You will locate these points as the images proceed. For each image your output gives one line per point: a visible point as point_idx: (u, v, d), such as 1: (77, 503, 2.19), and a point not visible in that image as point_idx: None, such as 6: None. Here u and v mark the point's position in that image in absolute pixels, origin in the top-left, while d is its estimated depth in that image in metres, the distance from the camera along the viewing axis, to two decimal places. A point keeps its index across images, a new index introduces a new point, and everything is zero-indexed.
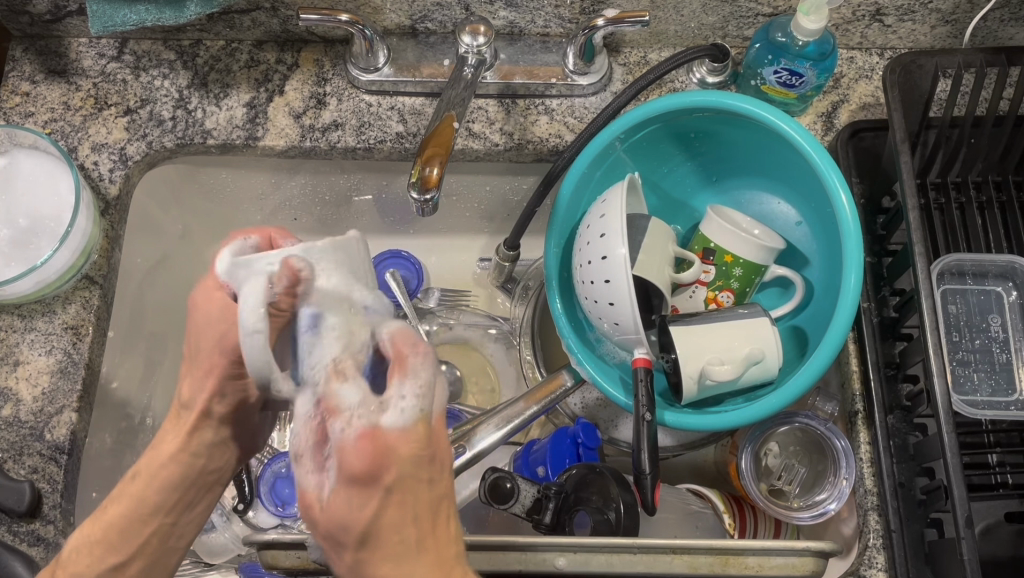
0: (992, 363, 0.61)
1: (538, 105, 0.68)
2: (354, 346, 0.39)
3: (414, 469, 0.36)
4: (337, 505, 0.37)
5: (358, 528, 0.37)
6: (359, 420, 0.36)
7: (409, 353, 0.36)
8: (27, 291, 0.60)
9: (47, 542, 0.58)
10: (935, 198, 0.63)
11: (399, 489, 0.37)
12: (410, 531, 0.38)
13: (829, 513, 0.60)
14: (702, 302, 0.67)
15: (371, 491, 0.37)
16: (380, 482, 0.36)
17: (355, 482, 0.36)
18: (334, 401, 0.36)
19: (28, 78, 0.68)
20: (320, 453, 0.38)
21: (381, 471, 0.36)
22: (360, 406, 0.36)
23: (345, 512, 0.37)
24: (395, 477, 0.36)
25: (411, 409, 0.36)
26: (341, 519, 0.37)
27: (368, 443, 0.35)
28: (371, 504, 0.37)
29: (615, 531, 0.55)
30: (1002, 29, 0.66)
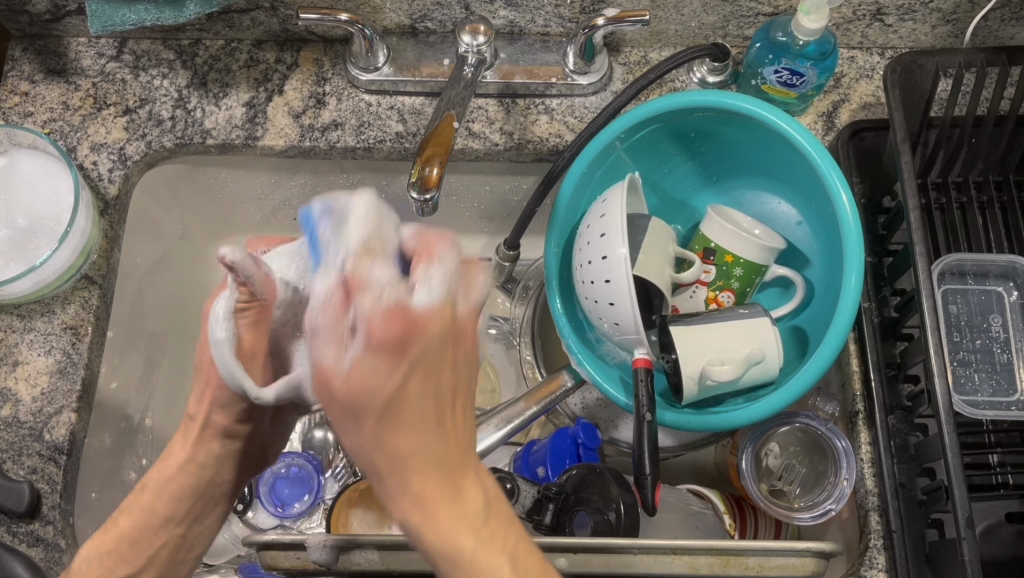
0: (992, 363, 0.61)
1: (539, 105, 0.68)
2: (382, 234, 0.44)
3: (436, 375, 0.42)
4: (361, 373, 0.41)
5: (382, 399, 0.41)
6: (389, 293, 0.41)
7: (435, 241, 0.43)
8: (27, 291, 0.60)
9: (47, 543, 0.58)
10: (935, 198, 0.63)
11: (420, 366, 0.41)
12: (428, 420, 0.41)
13: (829, 513, 0.60)
14: (703, 302, 0.67)
15: (386, 349, 0.40)
16: (373, 405, 0.41)
17: (380, 350, 0.40)
18: (362, 277, 0.42)
19: (27, 78, 0.68)
20: (342, 325, 0.42)
21: (399, 353, 0.41)
22: (390, 285, 0.41)
23: (367, 382, 0.41)
24: (420, 348, 0.41)
25: (440, 289, 0.41)
26: (364, 392, 0.41)
27: (397, 315, 0.40)
28: (398, 370, 0.41)
29: (615, 532, 0.55)
30: (1003, 28, 0.66)
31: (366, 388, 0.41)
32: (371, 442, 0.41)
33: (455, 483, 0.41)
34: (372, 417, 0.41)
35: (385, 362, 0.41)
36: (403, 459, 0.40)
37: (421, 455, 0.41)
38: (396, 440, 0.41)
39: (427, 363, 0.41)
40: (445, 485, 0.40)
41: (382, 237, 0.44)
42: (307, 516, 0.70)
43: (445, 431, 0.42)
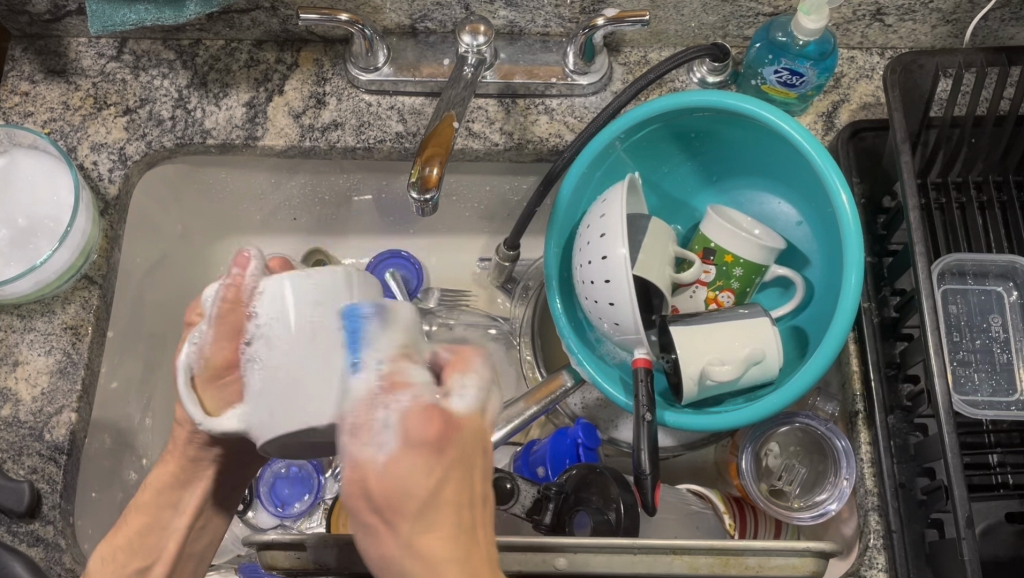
0: (992, 363, 0.61)
1: (538, 105, 0.68)
2: (415, 343, 0.41)
3: (461, 487, 0.39)
4: (395, 473, 0.38)
5: (416, 499, 0.38)
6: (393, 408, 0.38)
7: (467, 359, 0.41)
8: (26, 291, 0.60)
9: (47, 542, 0.58)
10: (935, 198, 0.63)
11: (449, 478, 0.39)
12: (457, 533, 0.38)
13: (829, 514, 0.60)
14: (703, 302, 0.67)
15: (410, 464, 0.38)
16: (397, 494, 0.38)
17: (416, 450, 0.38)
18: (404, 378, 0.39)
19: (27, 78, 0.68)
20: (370, 425, 0.38)
21: (422, 495, 0.38)
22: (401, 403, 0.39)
23: (395, 479, 0.38)
24: (457, 450, 0.39)
25: (473, 397, 0.40)
26: (394, 495, 0.38)
27: (433, 416, 0.39)
28: (434, 473, 0.38)
29: (615, 532, 0.55)
30: (1002, 29, 0.66)
31: (395, 468, 0.38)
32: (407, 524, 0.38)
33: (477, 564, 0.37)
34: (389, 492, 0.38)
35: (416, 474, 0.38)
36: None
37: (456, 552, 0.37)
38: (435, 511, 0.38)
39: (457, 452, 0.39)
40: (483, 576, 0.37)
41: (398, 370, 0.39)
42: (307, 515, 0.70)
43: (474, 547, 0.38)
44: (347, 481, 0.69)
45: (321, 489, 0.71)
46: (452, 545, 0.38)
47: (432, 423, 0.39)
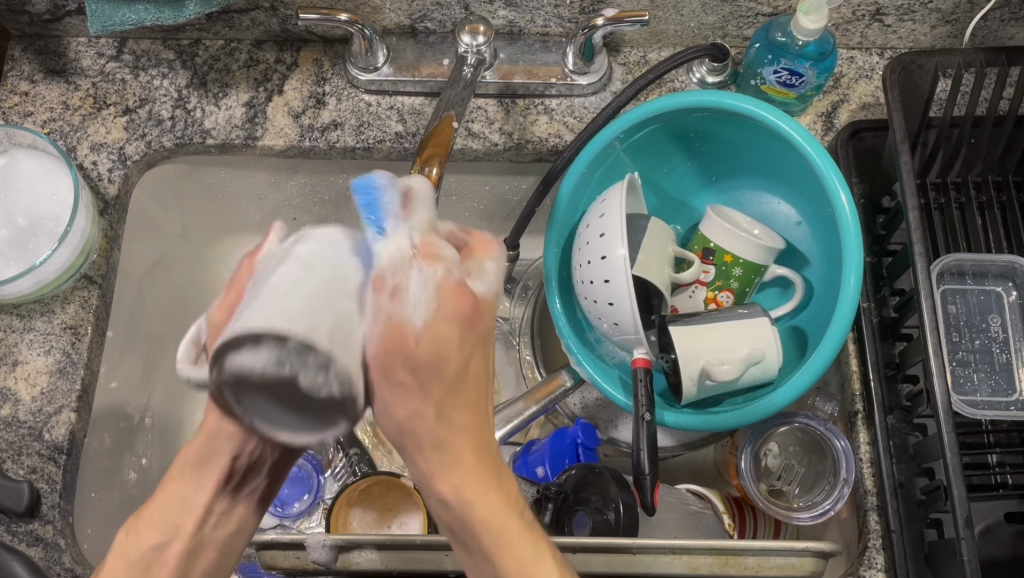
0: (992, 363, 0.61)
1: (538, 105, 0.68)
2: (435, 241, 0.44)
3: (475, 405, 0.42)
4: (434, 336, 0.40)
5: (448, 380, 0.40)
6: (419, 313, 0.40)
7: (457, 294, 0.42)
8: (26, 291, 0.60)
9: (47, 542, 0.58)
10: (935, 198, 0.63)
11: (472, 351, 0.42)
12: (479, 411, 0.42)
13: (828, 513, 0.60)
14: (702, 302, 0.67)
15: (441, 347, 0.40)
16: (421, 413, 0.40)
17: (453, 320, 0.41)
18: (435, 251, 0.43)
19: (27, 78, 0.68)
20: (407, 268, 0.41)
21: (448, 343, 0.40)
22: (423, 298, 0.40)
23: (411, 333, 0.40)
24: (483, 325, 0.43)
25: (492, 280, 0.45)
26: (425, 443, 0.40)
27: (462, 291, 0.42)
28: (467, 334, 0.42)
29: (615, 531, 0.55)
30: (1002, 29, 0.66)
31: (436, 416, 0.40)
32: (428, 398, 0.40)
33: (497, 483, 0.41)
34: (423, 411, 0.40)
35: (439, 344, 0.40)
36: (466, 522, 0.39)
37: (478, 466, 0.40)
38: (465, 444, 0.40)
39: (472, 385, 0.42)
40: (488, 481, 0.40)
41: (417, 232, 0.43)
42: (306, 515, 0.70)
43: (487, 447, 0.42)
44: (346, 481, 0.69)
45: (320, 489, 0.70)
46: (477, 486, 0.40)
47: (463, 297, 0.42)
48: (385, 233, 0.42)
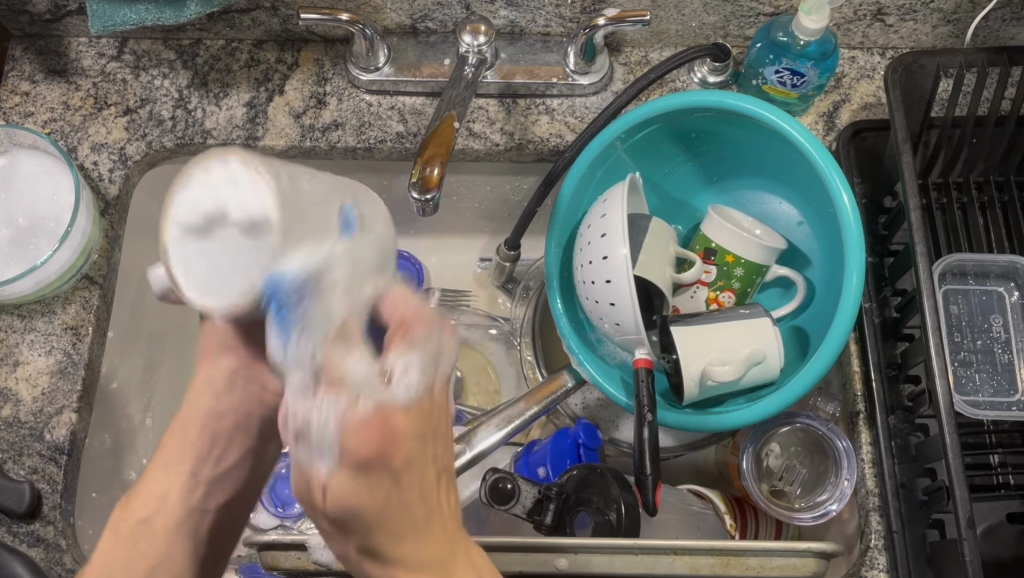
0: (993, 363, 0.61)
1: (539, 105, 0.68)
2: (353, 313, 0.37)
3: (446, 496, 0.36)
4: (357, 448, 0.33)
5: (394, 462, 0.34)
6: (366, 396, 0.34)
7: (414, 324, 0.37)
8: (26, 291, 0.60)
9: (47, 543, 0.58)
10: (936, 198, 0.63)
11: (427, 443, 0.35)
12: (430, 479, 0.36)
13: (830, 514, 0.60)
14: (704, 302, 0.67)
15: (399, 465, 0.34)
16: (387, 464, 0.34)
17: (371, 419, 0.34)
18: (338, 369, 0.35)
19: (27, 78, 0.68)
20: (313, 395, 0.35)
21: (414, 461, 0.34)
22: (369, 377, 0.35)
23: (368, 446, 0.33)
24: (405, 454, 0.34)
25: (418, 377, 0.35)
26: (385, 548, 0.35)
27: (376, 422, 0.34)
28: (380, 487, 0.34)
29: (615, 533, 0.56)
30: (1003, 28, 0.66)
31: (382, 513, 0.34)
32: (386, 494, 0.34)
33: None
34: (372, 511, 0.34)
35: (410, 421, 0.35)
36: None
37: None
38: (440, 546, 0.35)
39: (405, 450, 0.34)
40: (451, 551, 0.35)
41: (356, 312, 0.37)
42: (307, 516, 0.70)
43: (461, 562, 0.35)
44: None
45: None
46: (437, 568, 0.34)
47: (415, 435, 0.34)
48: (289, 344, 0.36)
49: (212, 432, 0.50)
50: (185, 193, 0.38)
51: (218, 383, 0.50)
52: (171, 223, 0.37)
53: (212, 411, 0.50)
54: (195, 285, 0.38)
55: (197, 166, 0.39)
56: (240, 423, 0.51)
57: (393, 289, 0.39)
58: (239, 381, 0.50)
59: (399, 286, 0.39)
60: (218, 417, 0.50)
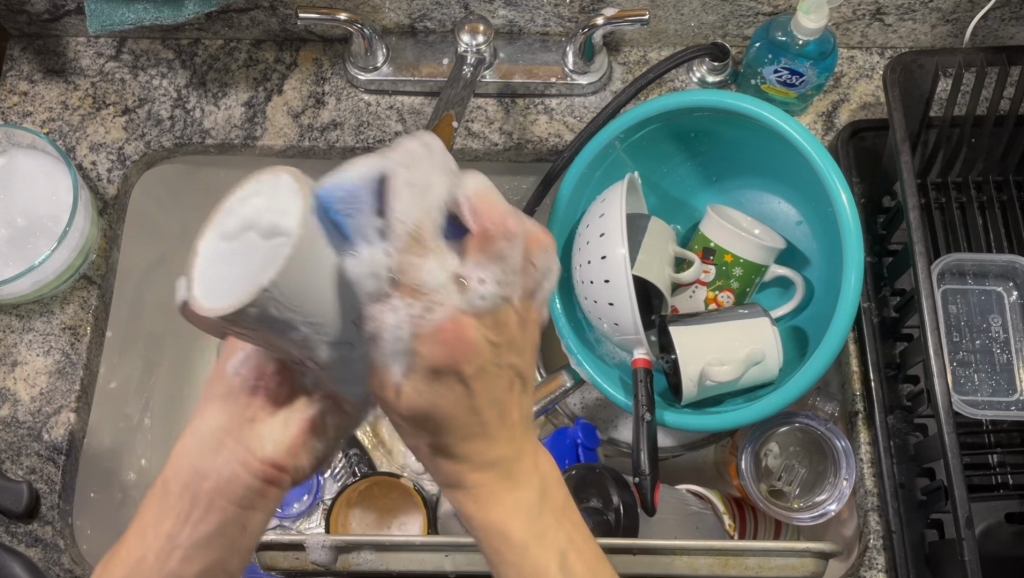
0: (992, 363, 0.61)
1: (538, 105, 0.68)
2: (429, 194, 0.33)
3: (522, 409, 0.39)
4: (447, 336, 0.33)
5: (449, 412, 0.36)
6: (446, 302, 0.33)
7: (497, 234, 0.34)
8: (25, 291, 0.60)
9: (46, 543, 0.58)
10: (935, 198, 0.63)
11: (507, 370, 0.36)
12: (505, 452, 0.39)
13: (829, 513, 0.60)
14: (702, 302, 0.67)
15: (479, 358, 0.34)
16: (459, 373, 0.34)
17: (427, 372, 0.34)
18: (415, 282, 0.32)
19: (26, 78, 0.68)
20: (421, 248, 0.32)
21: (487, 368, 0.35)
22: (444, 286, 0.33)
23: (467, 341, 0.34)
24: (474, 364, 0.34)
25: (495, 285, 0.34)
26: (461, 457, 0.38)
27: (449, 335, 0.33)
28: (455, 389, 0.35)
29: (615, 531, 0.56)
30: (1002, 28, 0.66)
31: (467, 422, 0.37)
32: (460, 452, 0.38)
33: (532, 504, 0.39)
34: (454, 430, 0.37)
35: (482, 335, 0.34)
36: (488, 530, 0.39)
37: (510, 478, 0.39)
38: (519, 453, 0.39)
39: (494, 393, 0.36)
40: (505, 493, 0.39)
41: (429, 218, 0.33)
42: (306, 516, 0.70)
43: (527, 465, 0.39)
44: (346, 481, 0.69)
45: (320, 489, 0.70)
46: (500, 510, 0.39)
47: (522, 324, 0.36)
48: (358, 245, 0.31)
49: (193, 492, 0.42)
50: (233, 206, 0.30)
51: (205, 442, 0.43)
52: (212, 232, 0.30)
53: (194, 471, 0.43)
54: (203, 283, 0.29)
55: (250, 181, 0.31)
56: (222, 486, 0.42)
57: (490, 189, 0.35)
58: (228, 441, 0.43)
59: (490, 187, 0.36)
60: (202, 476, 0.42)
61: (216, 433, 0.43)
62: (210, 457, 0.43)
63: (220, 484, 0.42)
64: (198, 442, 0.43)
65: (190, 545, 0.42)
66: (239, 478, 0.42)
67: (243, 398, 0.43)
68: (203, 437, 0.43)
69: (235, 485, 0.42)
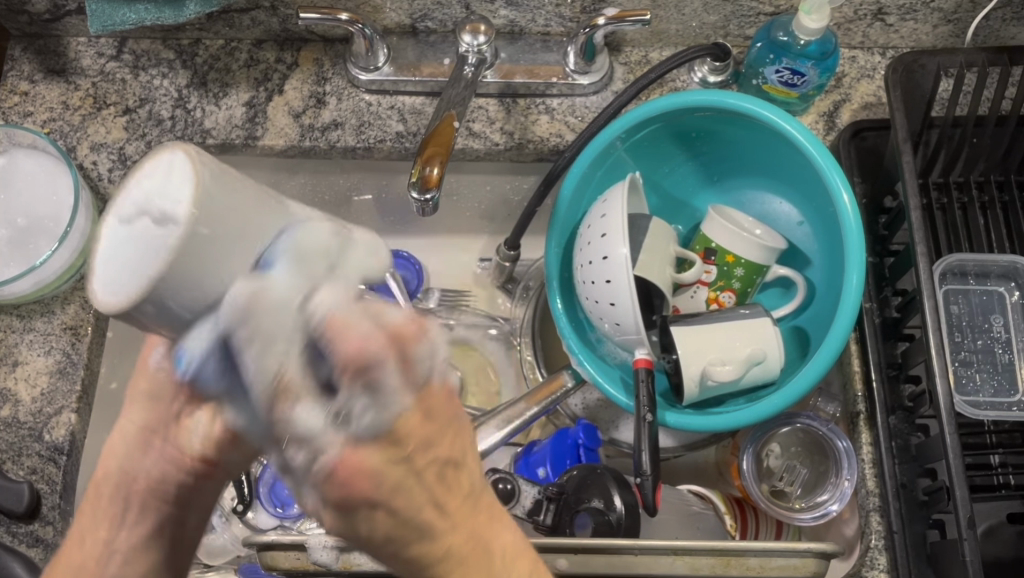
0: (994, 363, 0.61)
1: (539, 105, 0.68)
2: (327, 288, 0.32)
3: (462, 490, 0.33)
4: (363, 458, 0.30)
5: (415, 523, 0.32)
6: (330, 446, 0.30)
7: (408, 343, 0.31)
8: (26, 291, 0.60)
9: (47, 543, 0.58)
10: (937, 198, 0.62)
11: (430, 469, 0.32)
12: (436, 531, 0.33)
13: (830, 514, 0.60)
14: (704, 302, 0.66)
15: (400, 481, 0.31)
16: (371, 499, 0.31)
17: (372, 445, 0.30)
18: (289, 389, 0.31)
19: (27, 78, 0.68)
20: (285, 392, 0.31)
21: (405, 485, 0.31)
22: (324, 422, 0.31)
23: (369, 468, 0.30)
24: (425, 455, 0.31)
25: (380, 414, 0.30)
26: (412, 561, 0.34)
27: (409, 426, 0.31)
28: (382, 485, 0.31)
29: (615, 532, 0.56)
30: (1004, 28, 0.66)
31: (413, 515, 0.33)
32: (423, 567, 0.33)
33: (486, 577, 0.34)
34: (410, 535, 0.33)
35: (384, 459, 0.31)
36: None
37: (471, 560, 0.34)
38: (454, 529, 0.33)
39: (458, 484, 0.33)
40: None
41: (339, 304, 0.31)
42: None
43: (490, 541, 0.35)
44: None
45: None
46: None
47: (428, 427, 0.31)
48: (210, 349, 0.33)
49: (126, 493, 0.43)
50: (132, 188, 0.32)
51: (131, 442, 0.43)
52: (111, 217, 0.32)
53: (124, 470, 0.43)
54: (107, 275, 0.31)
55: (152, 163, 0.33)
56: (154, 486, 0.43)
57: (349, 305, 0.31)
58: (157, 440, 0.42)
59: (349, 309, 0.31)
60: (133, 476, 0.43)
61: (142, 434, 0.42)
62: (139, 457, 0.43)
63: (153, 485, 0.43)
64: (127, 442, 0.43)
65: (128, 548, 0.43)
66: (170, 479, 0.43)
67: (167, 399, 0.41)
68: (128, 436, 0.43)
69: (170, 484, 0.43)
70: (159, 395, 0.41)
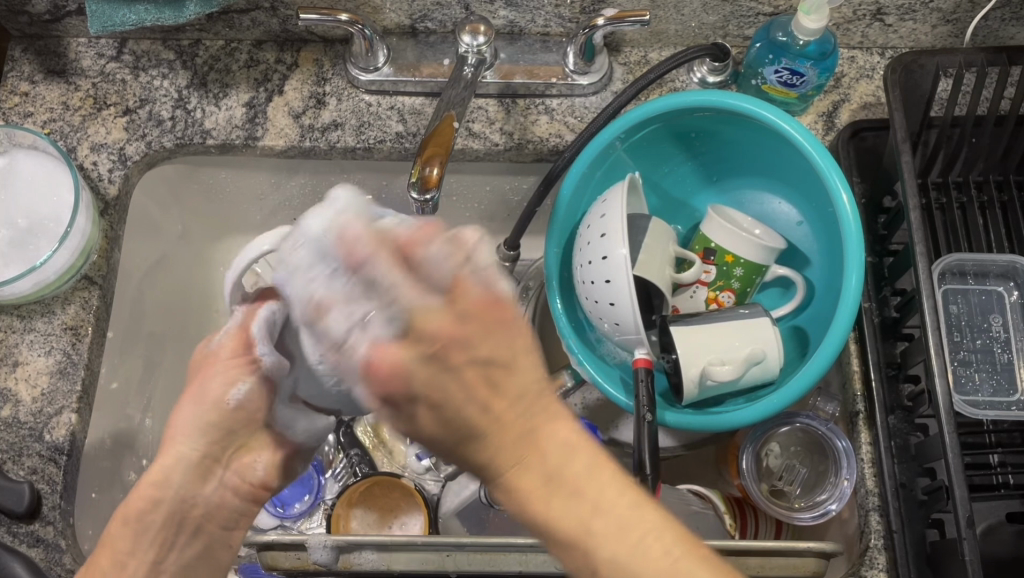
0: (993, 363, 0.61)
1: (538, 105, 0.68)
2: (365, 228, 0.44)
3: (518, 380, 0.40)
4: (443, 313, 0.40)
5: (454, 347, 0.40)
6: (401, 285, 0.41)
7: (415, 249, 0.42)
8: (27, 291, 0.60)
9: (47, 543, 0.58)
10: (936, 198, 0.63)
11: (471, 369, 0.40)
12: (478, 378, 0.40)
13: (830, 513, 0.60)
14: (703, 302, 0.67)
15: (439, 374, 0.40)
16: (410, 384, 0.40)
17: (455, 311, 0.40)
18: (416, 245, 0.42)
19: (27, 78, 0.68)
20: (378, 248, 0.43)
21: (452, 374, 0.40)
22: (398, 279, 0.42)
23: (433, 331, 0.40)
24: (489, 337, 0.40)
25: (436, 263, 0.41)
26: (457, 424, 0.40)
27: (486, 299, 0.41)
28: (425, 357, 0.40)
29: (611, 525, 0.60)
30: (1003, 28, 0.66)
31: (483, 424, 0.40)
32: (485, 417, 0.40)
33: (562, 472, 0.39)
34: (478, 439, 0.40)
35: (445, 317, 0.40)
36: (552, 532, 0.39)
37: (536, 465, 0.40)
38: (496, 399, 0.40)
39: (518, 378, 0.40)
40: (531, 452, 0.40)
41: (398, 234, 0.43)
42: (307, 516, 0.70)
43: (545, 429, 0.40)
44: (347, 481, 0.69)
45: (321, 489, 0.70)
46: (572, 458, 0.40)
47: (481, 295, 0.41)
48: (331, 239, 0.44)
49: (181, 519, 0.49)
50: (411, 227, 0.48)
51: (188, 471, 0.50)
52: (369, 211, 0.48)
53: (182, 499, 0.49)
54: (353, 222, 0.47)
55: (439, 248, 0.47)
56: (211, 512, 0.50)
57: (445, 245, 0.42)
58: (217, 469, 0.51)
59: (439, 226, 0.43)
60: (191, 504, 0.50)
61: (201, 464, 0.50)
62: (198, 486, 0.50)
63: (209, 510, 0.50)
64: (184, 471, 0.50)
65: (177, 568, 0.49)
66: (226, 503, 0.51)
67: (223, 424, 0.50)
68: (186, 466, 0.50)
69: (223, 510, 0.51)
70: (231, 427, 0.51)
